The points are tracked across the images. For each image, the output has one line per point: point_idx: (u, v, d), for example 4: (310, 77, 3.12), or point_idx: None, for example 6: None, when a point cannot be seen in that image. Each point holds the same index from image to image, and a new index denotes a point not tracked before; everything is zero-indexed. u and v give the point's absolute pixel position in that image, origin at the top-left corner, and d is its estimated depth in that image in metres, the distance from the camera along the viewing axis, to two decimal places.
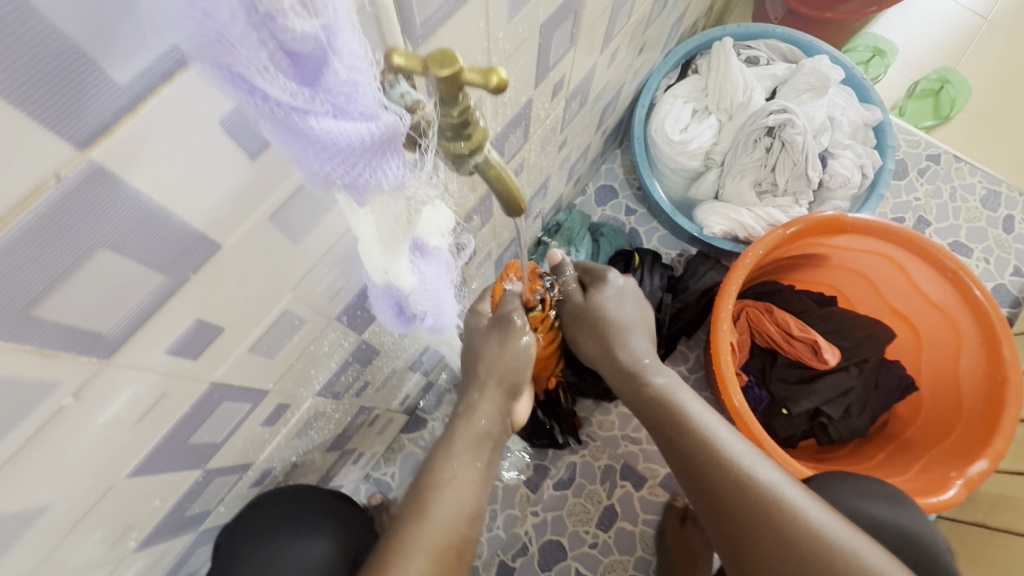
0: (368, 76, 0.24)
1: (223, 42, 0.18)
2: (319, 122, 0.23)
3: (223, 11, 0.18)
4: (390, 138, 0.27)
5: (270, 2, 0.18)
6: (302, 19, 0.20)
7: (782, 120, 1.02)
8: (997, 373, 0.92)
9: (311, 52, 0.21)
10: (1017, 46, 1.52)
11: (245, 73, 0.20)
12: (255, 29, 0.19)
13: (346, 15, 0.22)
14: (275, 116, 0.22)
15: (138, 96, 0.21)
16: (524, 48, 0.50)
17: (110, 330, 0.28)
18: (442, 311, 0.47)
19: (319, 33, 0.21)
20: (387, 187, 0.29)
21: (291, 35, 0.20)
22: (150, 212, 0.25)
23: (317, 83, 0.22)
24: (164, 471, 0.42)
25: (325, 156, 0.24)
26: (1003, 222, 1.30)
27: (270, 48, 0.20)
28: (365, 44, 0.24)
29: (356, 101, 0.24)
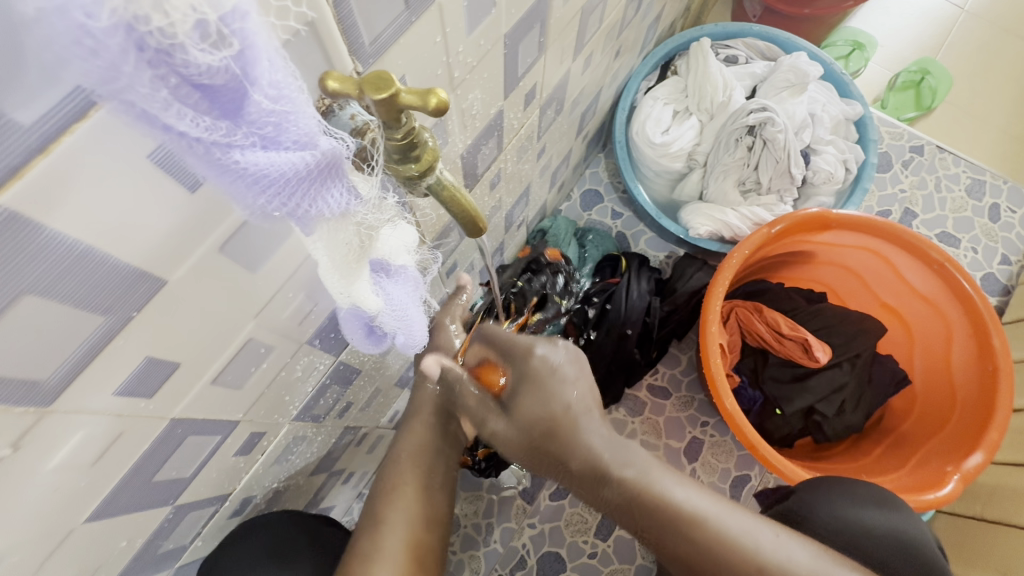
0: (298, 100, 0.23)
1: (121, 81, 0.18)
2: (244, 154, 0.22)
3: (112, 50, 0.17)
4: (328, 163, 0.26)
5: (163, 37, 0.17)
6: (204, 52, 0.19)
7: (762, 119, 1.02)
8: (987, 364, 0.92)
9: (224, 84, 0.20)
10: (994, 35, 1.52)
11: (152, 112, 0.19)
12: (153, 67, 0.18)
13: (263, 42, 0.21)
14: (195, 152, 0.21)
15: (48, 135, 0.20)
16: (488, 59, 0.49)
17: (48, 375, 0.26)
18: (414, 331, 0.45)
19: (230, 65, 0.19)
20: (331, 214, 0.28)
21: (194, 69, 0.19)
22: (79, 254, 0.24)
23: (238, 115, 0.21)
24: (130, 512, 0.41)
25: (258, 188, 0.24)
26: (989, 211, 1.30)
27: (173, 84, 0.19)
28: (288, 69, 0.23)
29: (286, 130, 0.23)
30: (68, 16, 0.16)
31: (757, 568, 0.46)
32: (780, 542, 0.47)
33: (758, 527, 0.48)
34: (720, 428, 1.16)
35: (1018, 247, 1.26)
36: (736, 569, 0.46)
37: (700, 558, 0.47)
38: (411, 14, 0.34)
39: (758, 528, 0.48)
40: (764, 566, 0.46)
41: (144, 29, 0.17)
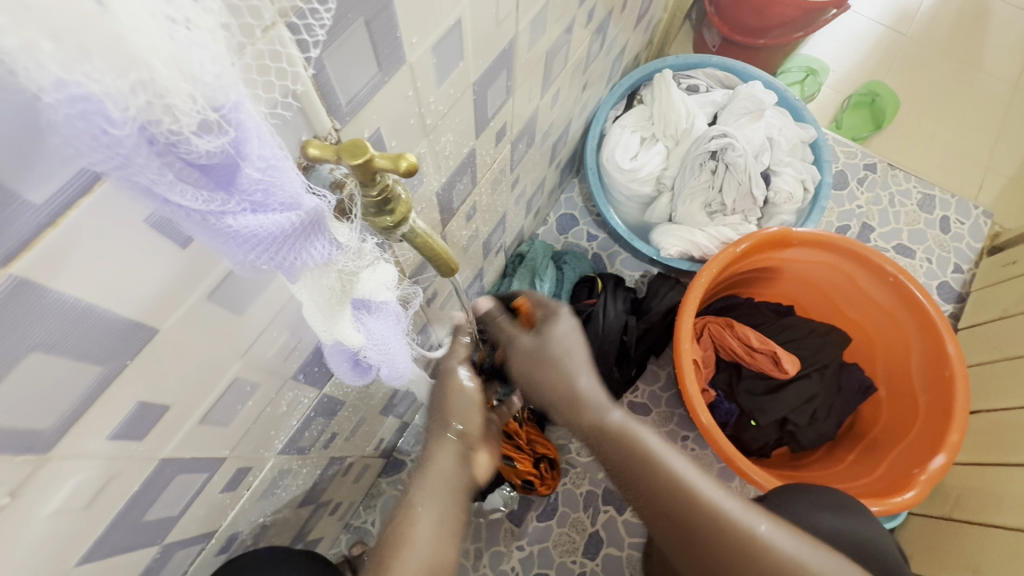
0: (284, 168, 0.26)
1: (131, 166, 0.20)
2: (236, 220, 0.25)
3: (126, 145, 0.19)
4: (312, 219, 0.29)
5: (170, 133, 0.20)
6: (205, 140, 0.21)
7: (723, 144, 1.09)
8: (945, 369, 0.97)
9: (218, 163, 0.23)
10: (934, 58, 1.64)
11: (154, 188, 0.21)
12: (160, 156, 0.21)
13: (253, 123, 0.23)
14: (191, 220, 0.23)
15: (58, 210, 0.22)
16: (459, 105, 0.53)
17: (47, 426, 0.28)
18: (397, 361, 0.48)
19: (224, 147, 0.22)
20: (315, 264, 0.31)
21: (195, 154, 0.21)
22: (82, 310, 0.26)
23: (231, 186, 0.24)
24: (118, 554, 0.42)
25: (247, 247, 0.26)
26: (940, 223, 1.38)
27: (176, 168, 0.21)
28: (274, 139, 0.25)
29: (273, 195, 0.25)
30: (92, 119, 0.18)
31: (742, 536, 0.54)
32: (768, 529, 0.54)
33: (748, 511, 0.55)
34: (700, 441, 1.20)
35: (969, 256, 1.34)
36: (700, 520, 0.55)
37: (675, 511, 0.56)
38: (384, 75, 0.38)
39: (749, 510, 0.55)
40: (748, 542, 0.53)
41: (155, 130, 0.20)
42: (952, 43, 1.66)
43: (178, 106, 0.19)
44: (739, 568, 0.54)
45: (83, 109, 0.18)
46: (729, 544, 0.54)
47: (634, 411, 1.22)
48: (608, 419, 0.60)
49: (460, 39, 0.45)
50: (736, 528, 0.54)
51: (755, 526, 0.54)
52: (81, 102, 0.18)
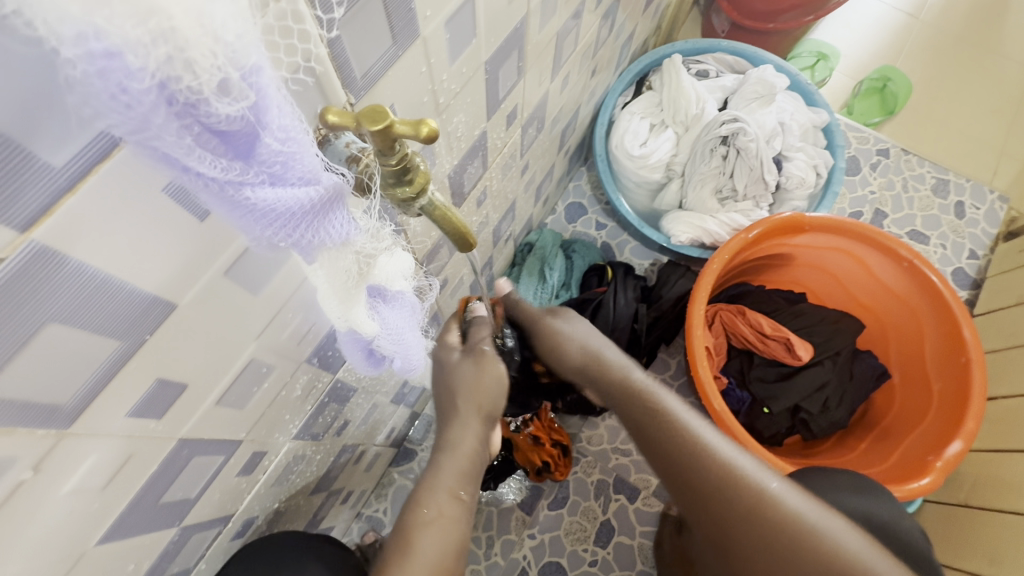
0: (301, 140, 0.25)
1: (150, 130, 0.19)
2: (254, 192, 0.24)
3: (145, 104, 0.19)
4: (329, 196, 0.28)
5: (190, 93, 0.20)
6: (225, 103, 0.21)
7: (734, 129, 1.07)
8: (962, 355, 0.95)
9: (239, 130, 0.22)
10: (948, 42, 1.61)
11: (173, 153, 0.21)
12: (179, 118, 0.20)
13: (273, 91, 0.23)
14: (209, 189, 0.23)
15: (76, 175, 0.22)
16: (470, 85, 0.52)
17: (66, 401, 0.28)
18: (411, 353, 0.47)
19: (245, 113, 0.22)
20: (332, 244, 0.31)
21: (215, 118, 0.21)
22: (99, 282, 0.26)
23: (250, 156, 0.23)
24: (137, 534, 0.42)
25: (265, 222, 0.26)
26: (954, 208, 1.36)
27: (195, 132, 0.21)
28: (294, 111, 0.25)
29: (291, 168, 0.25)
30: (110, 77, 0.17)
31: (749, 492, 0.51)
32: (780, 487, 0.51)
33: (761, 469, 0.53)
34: (711, 430, 1.19)
35: (984, 242, 1.32)
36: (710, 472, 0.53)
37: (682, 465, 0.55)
38: (398, 49, 0.37)
39: (761, 468, 0.53)
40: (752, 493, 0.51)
41: (175, 87, 0.19)
42: (966, 26, 1.63)
43: (198, 62, 0.19)
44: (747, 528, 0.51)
45: (103, 66, 0.17)
46: (732, 493, 0.52)
47: None
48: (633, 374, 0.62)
49: (473, 15, 0.45)
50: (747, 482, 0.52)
51: (767, 483, 0.52)
52: (102, 59, 0.17)
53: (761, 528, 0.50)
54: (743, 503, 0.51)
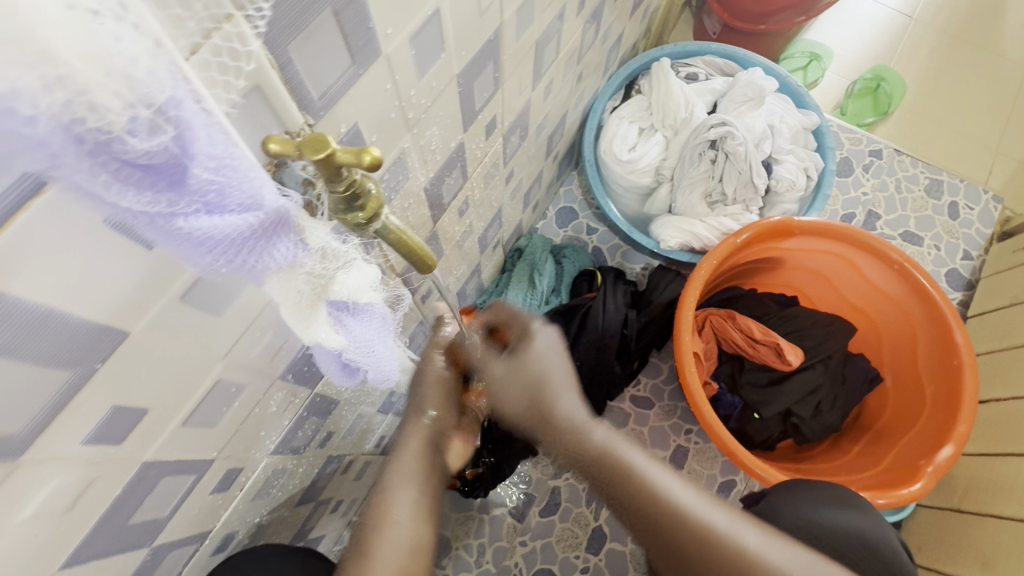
0: (240, 167, 0.25)
1: (62, 167, 0.19)
2: (188, 221, 0.24)
3: (54, 144, 0.18)
4: (274, 219, 0.28)
5: (102, 132, 0.19)
6: (142, 139, 0.20)
7: (722, 133, 1.06)
8: (952, 358, 0.95)
9: (162, 162, 0.21)
10: (942, 40, 1.59)
11: (93, 190, 0.20)
12: (92, 155, 0.19)
13: (200, 121, 0.22)
14: (141, 221, 0.23)
15: (5, 215, 0.21)
16: (442, 99, 0.52)
17: (14, 432, 0.28)
18: (383, 365, 0.47)
19: (168, 145, 0.21)
20: (277, 266, 0.31)
21: (134, 154, 0.20)
22: (42, 314, 0.25)
23: (181, 186, 0.23)
24: (106, 556, 0.41)
25: (203, 250, 0.26)
26: (948, 209, 1.35)
27: (113, 168, 0.20)
28: (230, 137, 0.24)
29: (229, 194, 0.25)
30: (5, 112, 0.16)
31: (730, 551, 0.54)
32: (736, 524, 0.55)
33: (733, 522, 0.56)
34: (704, 435, 1.19)
35: (978, 242, 1.31)
36: (685, 533, 0.56)
37: (657, 524, 0.57)
38: (358, 68, 0.37)
39: (715, 506, 0.57)
40: (730, 548, 0.54)
41: (82, 129, 0.18)
42: (960, 24, 1.62)
43: (103, 103, 0.18)
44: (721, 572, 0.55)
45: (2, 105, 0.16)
46: (692, 535, 0.55)
47: (636, 405, 1.21)
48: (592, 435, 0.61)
49: (439, 30, 0.44)
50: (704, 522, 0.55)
51: (743, 539, 0.55)
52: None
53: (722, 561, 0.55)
54: (700, 541, 0.55)
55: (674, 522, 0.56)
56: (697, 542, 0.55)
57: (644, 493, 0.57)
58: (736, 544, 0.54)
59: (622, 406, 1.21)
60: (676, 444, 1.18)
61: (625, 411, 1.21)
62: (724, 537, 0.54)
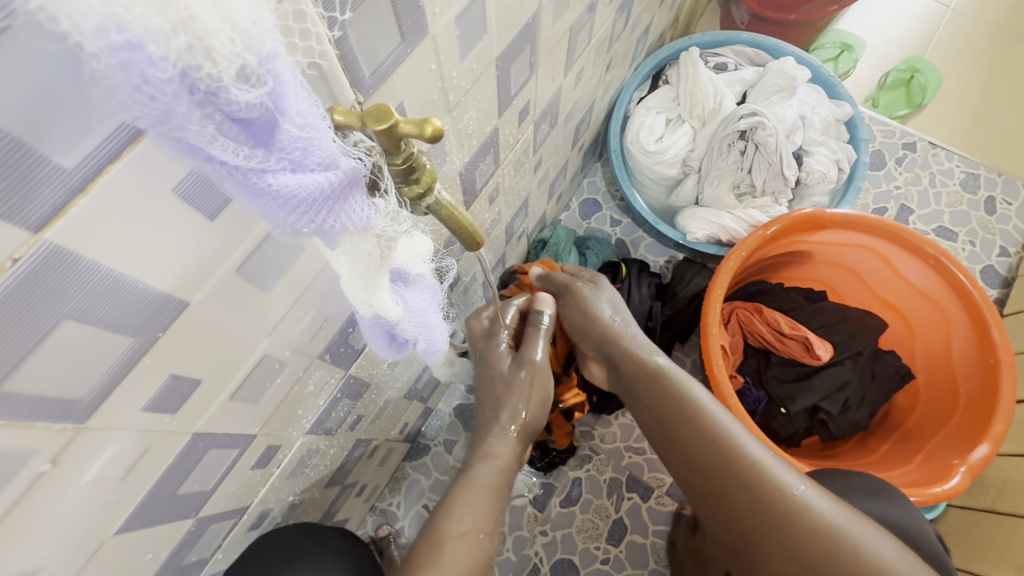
0: (321, 127, 0.26)
1: (173, 120, 0.20)
2: (276, 178, 0.25)
3: (168, 95, 0.19)
4: (349, 181, 0.28)
5: (211, 81, 0.20)
6: (245, 91, 0.21)
7: (753, 123, 1.05)
8: (989, 356, 0.93)
9: (258, 117, 0.22)
10: (980, 30, 1.55)
11: (197, 145, 0.21)
12: (200, 106, 0.20)
13: (290, 78, 0.23)
14: (233, 178, 0.23)
15: (88, 177, 0.22)
16: (481, 82, 0.52)
17: (83, 395, 0.28)
18: (434, 336, 0.47)
19: (264, 100, 0.22)
20: (354, 227, 0.31)
21: (236, 106, 0.21)
22: (113, 279, 0.26)
23: (271, 143, 0.24)
24: (156, 524, 0.43)
25: (287, 208, 0.26)
26: (985, 204, 1.31)
27: (217, 120, 0.21)
28: (312, 99, 0.25)
29: (312, 154, 0.25)
30: (133, 68, 0.18)
31: (776, 499, 0.52)
32: (807, 491, 0.52)
33: (787, 471, 0.54)
34: None
35: (1016, 239, 1.27)
36: (734, 469, 0.54)
37: (707, 461, 0.56)
38: (407, 47, 0.37)
39: (785, 469, 0.54)
40: (778, 495, 0.52)
41: (196, 75, 0.20)
42: (1001, 14, 1.56)
43: (217, 50, 0.19)
44: (765, 521, 0.52)
45: (124, 58, 0.18)
46: (738, 475, 0.54)
47: None
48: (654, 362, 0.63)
49: (483, 10, 0.44)
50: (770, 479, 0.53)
51: (792, 486, 0.52)
52: (123, 50, 0.18)
53: (786, 533, 0.51)
54: (771, 506, 0.52)
55: (723, 459, 0.55)
56: (746, 485, 0.53)
57: (701, 429, 0.57)
58: (784, 486, 0.52)
59: None
60: None
61: None
62: (775, 477, 0.53)
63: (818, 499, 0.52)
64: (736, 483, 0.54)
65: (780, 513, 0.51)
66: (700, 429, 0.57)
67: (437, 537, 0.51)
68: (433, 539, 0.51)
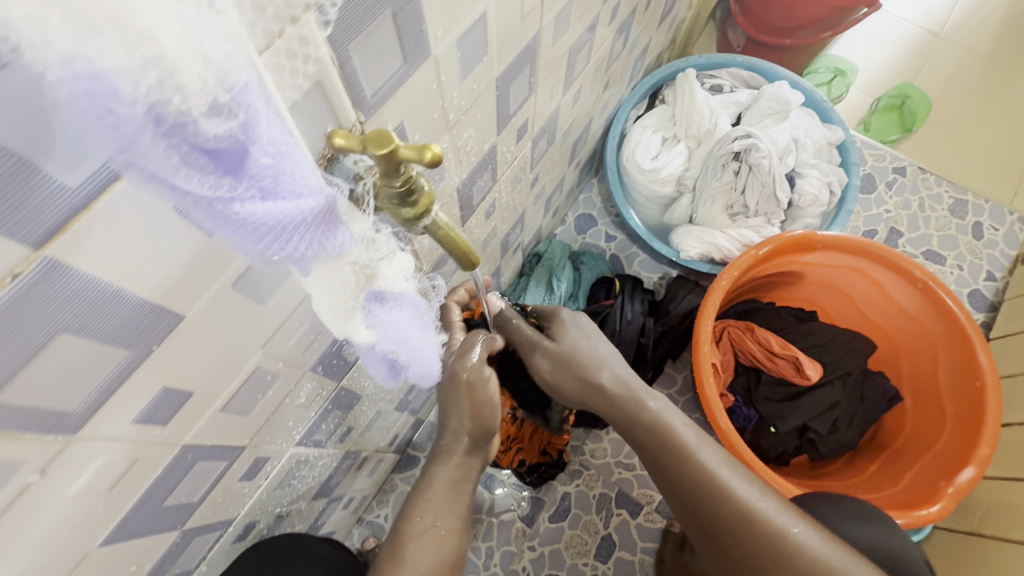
0: (291, 155, 0.26)
1: (136, 149, 0.20)
2: (243, 207, 0.25)
3: (133, 125, 0.19)
4: (317, 209, 0.29)
5: (180, 114, 0.20)
6: (213, 123, 0.22)
7: (747, 145, 1.06)
8: (975, 380, 0.94)
9: (227, 147, 0.23)
10: (969, 59, 1.59)
11: (162, 173, 0.22)
12: (167, 137, 0.21)
13: (260, 107, 0.24)
14: (198, 206, 0.24)
15: (91, 194, 0.22)
16: (481, 101, 0.53)
17: (74, 407, 0.29)
18: (426, 359, 0.49)
19: (233, 131, 0.23)
20: (325, 256, 0.32)
21: (204, 138, 0.22)
22: (108, 295, 0.26)
23: (239, 172, 0.24)
24: (141, 535, 0.42)
25: (255, 235, 0.26)
26: (972, 229, 1.34)
27: (183, 151, 0.21)
28: (282, 127, 0.26)
29: (281, 182, 0.26)
30: (97, 98, 0.18)
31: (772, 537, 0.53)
32: (801, 531, 0.54)
33: (782, 511, 0.55)
34: None
35: (1002, 264, 1.30)
36: (729, 512, 0.55)
37: (697, 496, 0.57)
38: (409, 68, 0.38)
39: (782, 511, 0.55)
40: (777, 534, 0.54)
41: (164, 109, 0.20)
42: (990, 44, 1.60)
43: (187, 85, 0.20)
44: (759, 554, 0.54)
45: (88, 88, 0.18)
46: (734, 514, 0.55)
47: None
48: (647, 406, 0.61)
49: (484, 32, 0.45)
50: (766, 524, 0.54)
51: (790, 528, 0.54)
52: (86, 81, 0.18)
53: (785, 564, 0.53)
54: (764, 541, 0.54)
55: (716, 499, 0.56)
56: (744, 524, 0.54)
57: (686, 464, 0.58)
58: (782, 529, 0.54)
59: None
60: None
61: None
62: (773, 521, 0.54)
63: (813, 535, 0.54)
64: (737, 526, 0.55)
65: (781, 551, 0.53)
66: (690, 468, 0.57)
67: (400, 535, 0.52)
68: (396, 546, 0.52)
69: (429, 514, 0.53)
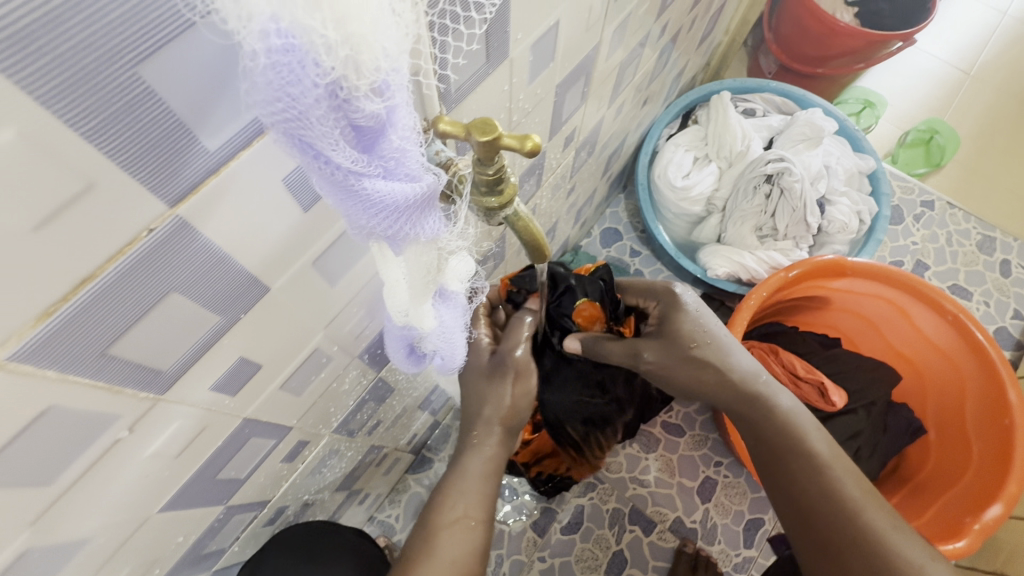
0: (416, 143, 0.27)
1: (301, 119, 0.21)
2: (371, 184, 0.26)
3: (308, 96, 0.21)
4: (430, 195, 0.29)
5: (350, 90, 0.22)
6: (371, 101, 0.23)
7: (779, 168, 1.06)
8: (1004, 419, 0.92)
9: (372, 125, 0.24)
10: (1000, 98, 1.59)
11: (316, 144, 0.23)
12: (333, 109, 0.22)
13: (404, 95, 0.25)
14: (334, 178, 0.25)
15: (222, 160, 0.24)
16: (540, 106, 0.54)
17: (167, 367, 0.30)
18: (452, 354, 0.47)
19: (381, 112, 0.24)
20: (422, 239, 0.31)
21: (361, 114, 0.23)
22: (218, 258, 0.27)
23: (372, 149, 0.25)
24: (192, 506, 0.43)
25: (372, 213, 0.27)
26: (1000, 266, 1.33)
27: (341, 123, 0.23)
28: (414, 117, 0.27)
29: (403, 165, 0.27)
30: (283, 67, 0.20)
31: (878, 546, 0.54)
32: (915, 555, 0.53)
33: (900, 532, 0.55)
34: (735, 469, 1.15)
35: None
36: (836, 512, 0.57)
37: (807, 490, 0.59)
38: (489, 67, 0.39)
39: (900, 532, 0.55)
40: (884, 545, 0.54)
41: (342, 83, 0.22)
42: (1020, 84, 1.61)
43: (363, 62, 0.21)
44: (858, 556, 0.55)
45: (278, 58, 0.20)
46: (845, 516, 0.56)
47: (667, 431, 1.18)
48: (779, 402, 0.63)
49: (554, 40, 0.47)
50: (878, 535, 0.54)
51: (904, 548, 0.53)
52: (279, 50, 0.19)
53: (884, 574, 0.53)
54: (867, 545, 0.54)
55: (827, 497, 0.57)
56: (851, 527, 0.56)
57: (805, 459, 0.60)
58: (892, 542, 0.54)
59: (653, 430, 1.18)
60: (705, 475, 1.15)
61: (655, 437, 1.18)
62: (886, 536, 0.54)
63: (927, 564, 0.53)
64: (840, 525, 0.56)
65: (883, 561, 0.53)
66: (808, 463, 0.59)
67: (432, 525, 0.53)
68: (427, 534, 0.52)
69: (460, 505, 0.54)
